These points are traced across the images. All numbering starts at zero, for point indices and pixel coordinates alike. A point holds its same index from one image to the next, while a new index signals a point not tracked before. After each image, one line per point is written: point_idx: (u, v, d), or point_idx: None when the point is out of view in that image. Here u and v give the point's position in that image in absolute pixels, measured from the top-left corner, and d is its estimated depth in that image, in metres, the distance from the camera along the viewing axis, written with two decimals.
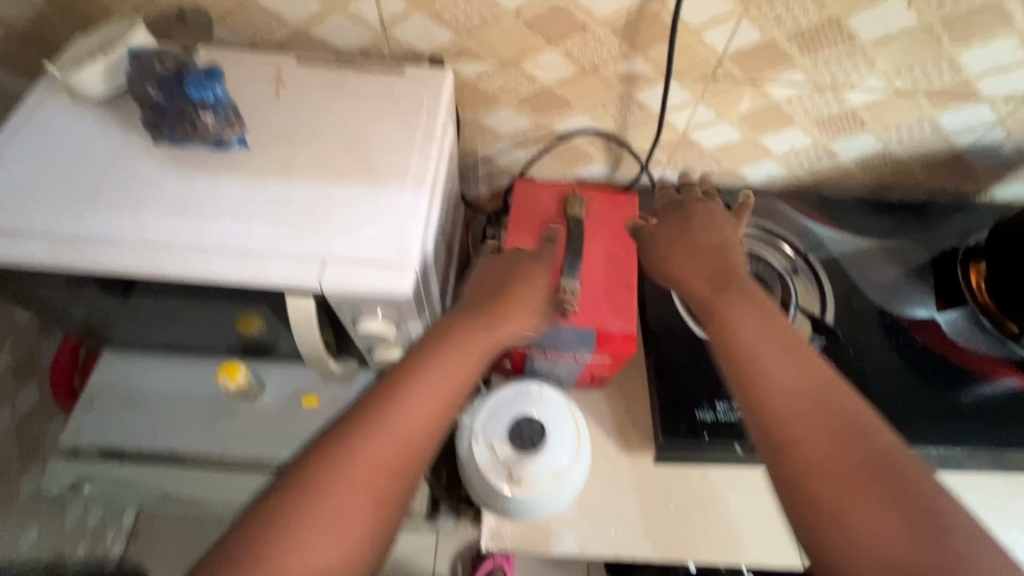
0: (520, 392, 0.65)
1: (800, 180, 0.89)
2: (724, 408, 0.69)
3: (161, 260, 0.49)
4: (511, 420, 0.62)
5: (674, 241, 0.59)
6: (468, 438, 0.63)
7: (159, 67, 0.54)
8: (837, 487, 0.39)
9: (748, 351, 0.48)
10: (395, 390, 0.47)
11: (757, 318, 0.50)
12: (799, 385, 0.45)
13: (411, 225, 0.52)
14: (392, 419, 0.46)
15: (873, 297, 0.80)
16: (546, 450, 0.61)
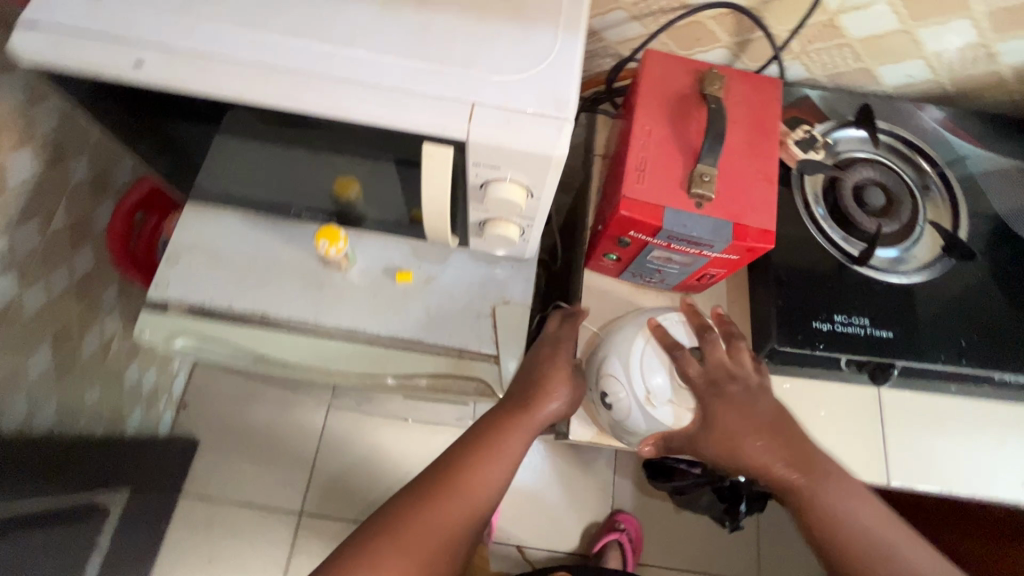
0: (650, 340, 0.63)
1: (941, 86, 0.79)
2: (841, 320, 0.65)
3: (290, 88, 0.44)
4: (659, 363, 0.63)
5: (725, 414, 0.60)
6: (636, 408, 0.62)
7: None
8: None
9: (867, 541, 0.54)
10: (466, 466, 0.58)
11: (851, 495, 0.57)
12: (917, 563, 0.53)
13: (566, 74, 0.45)
14: (469, 487, 0.57)
15: (1010, 222, 0.72)
16: (641, 392, 0.62)
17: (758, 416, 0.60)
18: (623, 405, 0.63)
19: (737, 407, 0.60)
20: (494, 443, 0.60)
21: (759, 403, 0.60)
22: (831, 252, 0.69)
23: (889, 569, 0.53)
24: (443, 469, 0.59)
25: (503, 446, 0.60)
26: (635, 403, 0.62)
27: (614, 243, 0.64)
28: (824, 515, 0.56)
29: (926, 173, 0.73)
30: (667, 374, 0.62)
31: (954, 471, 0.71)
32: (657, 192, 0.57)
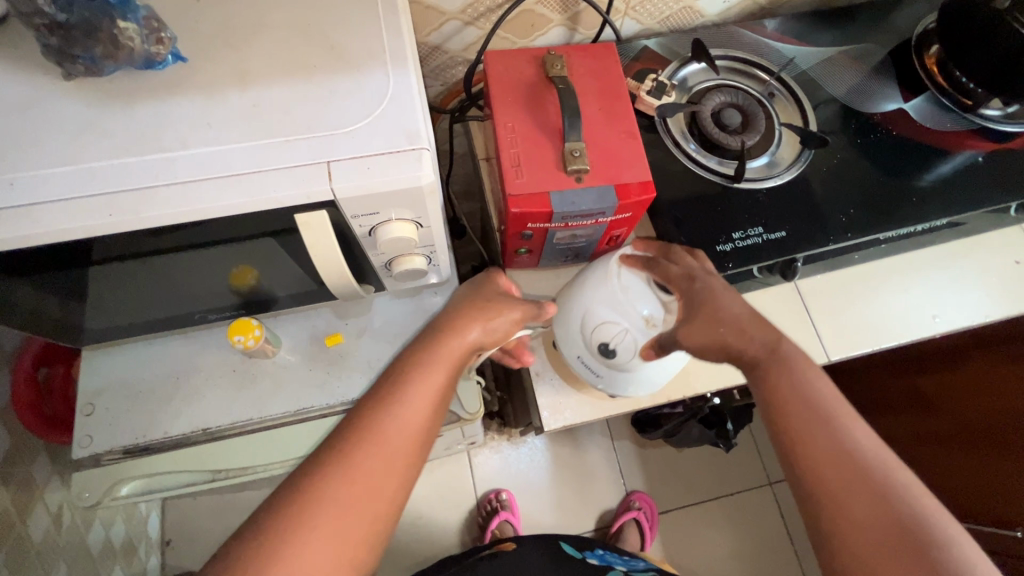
0: (621, 272, 0.64)
1: (756, 1, 0.87)
2: (740, 237, 0.70)
3: (139, 208, 0.42)
4: (641, 286, 0.63)
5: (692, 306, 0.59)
6: (639, 337, 0.62)
7: None
8: (861, 531, 0.45)
9: (804, 407, 0.52)
10: (384, 410, 0.49)
11: (809, 371, 0.54)
12: (844, 437, 0.49)
13: (408, 106, 0.47)
14: (392, 434, 0.48)
15: (850, 102, 0.81)
16: (638, 318, 0.62)
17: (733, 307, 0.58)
18: (624, 340, 0.63)
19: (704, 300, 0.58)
20: (413, 377, 0.52)
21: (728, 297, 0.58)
22: (711, 178, 0.74)
23: (818, 438, 0.50)
24: (353, 423, 0.49)
25: (424, 380, 0.52)
26: (638, 334, 0.62)
27: (519, 239, 0.66)
28: (771, 385, 0.54)
29: (768, 83, 0.80)
30: (652, 293, 0.63)
31: (877, 330, 0.79)
32: (538, 180, 0.60)
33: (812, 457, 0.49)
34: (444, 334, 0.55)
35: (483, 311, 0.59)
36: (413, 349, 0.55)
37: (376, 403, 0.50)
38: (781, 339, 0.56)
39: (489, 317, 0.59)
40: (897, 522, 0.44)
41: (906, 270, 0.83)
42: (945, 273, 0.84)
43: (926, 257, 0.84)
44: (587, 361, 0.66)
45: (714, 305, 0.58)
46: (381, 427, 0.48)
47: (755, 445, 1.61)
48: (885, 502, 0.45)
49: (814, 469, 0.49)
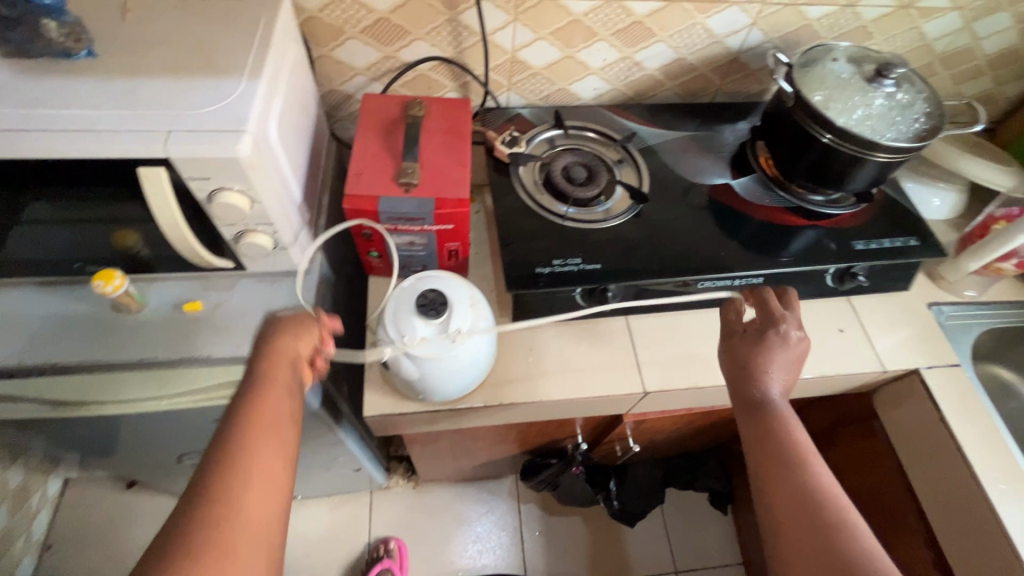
0: (398, 296, 0.70)
1: (622, 92, 1.05)
2: (559, 263, 0.81)
3: (17, 144, 0.56)
4: (407, 308, 0.68)
5: (751, 357, 0.68)
6: (401, 354, 0.68)
7: None
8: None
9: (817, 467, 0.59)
10: (223, 496, 0.47)
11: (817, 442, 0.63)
12: (826, 488, 0.57)
13: (246, 102, 0.61)
14: (244, 511, 0.48)
15: (684, 173, 0.95)
16: (401, 338, 0.67)
17: (772, 352, 0.67)
18: (398, 354, 0.68)
19: (743, 344, 0.69)
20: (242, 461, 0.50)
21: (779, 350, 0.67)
22: (548, 217, 0.87)
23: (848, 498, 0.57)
24: (184, 521, 0.46)
25: (267, 449, 0.52)
26: (400, 351, 0.68)
27: (363, 239, 0.78)
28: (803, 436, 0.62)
29: (617, 152, 0.95)
30: (411, 318, 0.67)
31: (696, 371, 0.85)
32: (373, 187, 0.73)
33: (802, 509, 0.56)
34: (253, 413, 0.54)
35: (278, 359, 0.59)
36: (225, 435, 0.52)
37: (207, 496, 0.47)
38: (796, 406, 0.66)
39: (285, 356, 0.60)
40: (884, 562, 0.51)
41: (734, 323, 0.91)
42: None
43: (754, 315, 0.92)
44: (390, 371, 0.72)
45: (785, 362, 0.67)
46: (240, 508, 0.47)
47: (667, 529, 1.55)
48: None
49: (781, 511, 0.57)
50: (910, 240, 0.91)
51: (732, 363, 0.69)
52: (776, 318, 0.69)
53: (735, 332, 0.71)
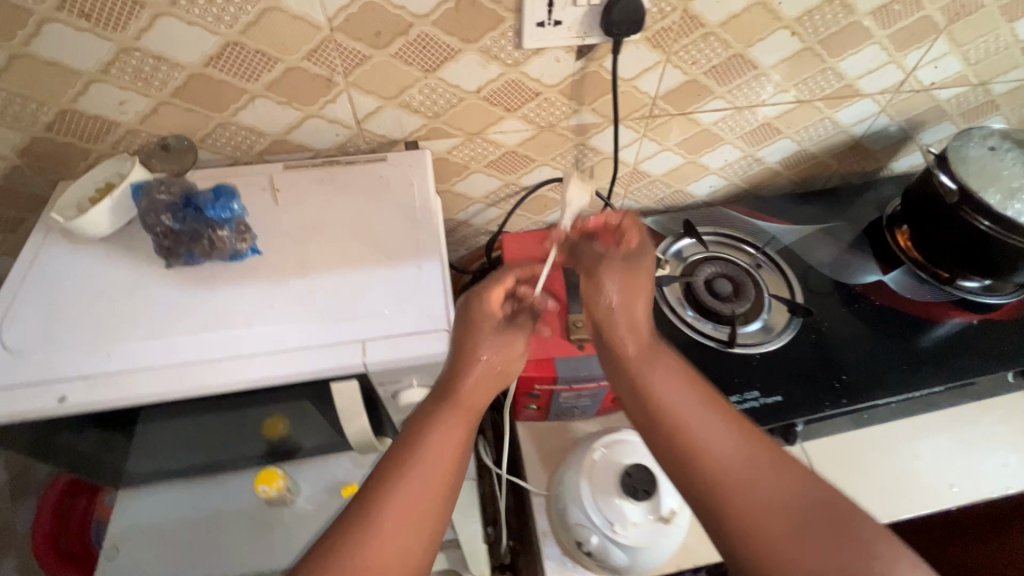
0: (591, 470, 0.64)
1: (738, 186, 1.01)
2: (738, 400, 0.75)
3: (207, 377, 0.50)
4: (607, 485, 0.62)
5: (615, 309, 0.58)
6: (610, 542, 0.61)
7: (165, 195, 0.57)
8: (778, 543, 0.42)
9: (677, 417, 0.50)
10: (395, 487, 0.44)
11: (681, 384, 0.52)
12: (720, 439, 0.47)
13: (436, 294, 0.56)
14: (418, 500, 0.44)
15: (833, 274, 0.90)
16: (610, 523, 0.61)
17: (634, 297, 0.58)
18: (605, 542, 0.61)
19: (629, 279, 0.58)
20: (417, 467, 0.45)
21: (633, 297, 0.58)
22: (709, 343, 0.80)
23: (708, 437, 0.48)
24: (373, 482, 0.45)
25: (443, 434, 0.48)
26: (609, 539, 0.61)
27: (528, 397, 0.72)
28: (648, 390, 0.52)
29: (755, 257, 0.90)
30: (615, 498, 0.62)
31: (892, 501, 0.77)
32: (545, 348, 0.68)
33: (714, 468, 0.46)
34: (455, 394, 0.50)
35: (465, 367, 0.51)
36: (410, 433, 0.48)
37: (374, 496, 0.44)
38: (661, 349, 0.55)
39: (480, 367, 0.52)
40: (784, 512, 0.43)
41: (924, 431, 0.82)
42: (964, 435, 0.82)
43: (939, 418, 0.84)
44: (586, 558, 0.64)
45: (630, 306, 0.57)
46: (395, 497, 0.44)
47: None
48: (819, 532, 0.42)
49: (710, 470, 0.46)
50: None
51: (604, 271, 0.59)
52: (638, 255, 0.60)
53: (594, 256, 0.60)
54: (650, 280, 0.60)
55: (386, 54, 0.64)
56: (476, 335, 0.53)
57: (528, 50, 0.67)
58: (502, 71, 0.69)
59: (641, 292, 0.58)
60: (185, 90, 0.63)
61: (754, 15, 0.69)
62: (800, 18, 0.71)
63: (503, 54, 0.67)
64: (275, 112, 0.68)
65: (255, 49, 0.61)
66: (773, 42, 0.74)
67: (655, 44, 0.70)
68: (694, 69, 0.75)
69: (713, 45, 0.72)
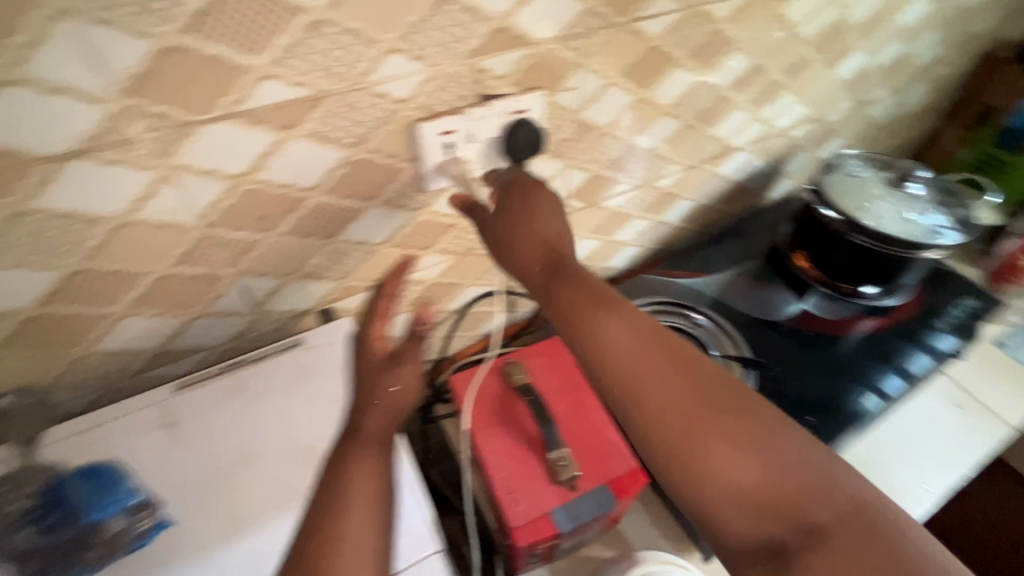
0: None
1: (651, 248, 1.03)
2: None
3: None
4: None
5: (506, 216, 0.56)
6: None
7: (21, 504, 0.47)
8: (692, 443, 0.46)
9: (591, 338, 0.50)
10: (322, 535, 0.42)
11: (589, 303, 0.51)
12: (626, 355, 0.49)
13: (410, 509, 0.52)
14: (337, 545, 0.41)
15: (760, 313, 0.96)
16: None
17: (547, 234, 0.55)
18: None
19: (533, 213, 0.56)
20: (351, 496, 0.44)
21: (540, 219, 0.55)
22: None
23: (620, 352, 0.49)
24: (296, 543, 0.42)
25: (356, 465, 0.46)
26: None
27: (530, 557, 0.63)
28: (568, 318, 0.52)
29: (694, 317, 0.92)
30: None
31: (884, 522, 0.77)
32: (538, 502, 0.60)
33: (623, 392, 0.48)
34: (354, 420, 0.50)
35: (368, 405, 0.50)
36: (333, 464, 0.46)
37: (324, 527, 0.42)
38: (585, 280, 0.53)
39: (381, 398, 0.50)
40: (690, 414, 0.46)
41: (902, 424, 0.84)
42: (927, 434, 0.86)
43: (903, 425, 0.87)
44: None
45: (527, 266, 0.55)
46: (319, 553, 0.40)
47: None
48: (729, 434, 0.45)
49: (625, 381, 0.48)
50: (973, 301, 0.99)
51: (503, 220, 0.57)
52: (523, 183, 0.57)
53: (488, 219, 0.58)
54: (558, 213, 0.56)
55: (276, 234, 0.56)
56: (369, 375, 0.53)
57: (433, 191, 0.62)
58: (411, 216, 0.64)
59: (546, 218, 0.55)
60: (18, 338, 0.49)
61: (637, 110, 0.72)
62: (675, 103, 0.75)
63: (408, 200, 0.62)
64: (149, 326, 0.56)
65: (110, 270, 0.49)
66: (657, 127, 0.77)
67: (556, 153, 0.70)
68: (595, 165, 0.76)
69: (607, 142, 0.73)
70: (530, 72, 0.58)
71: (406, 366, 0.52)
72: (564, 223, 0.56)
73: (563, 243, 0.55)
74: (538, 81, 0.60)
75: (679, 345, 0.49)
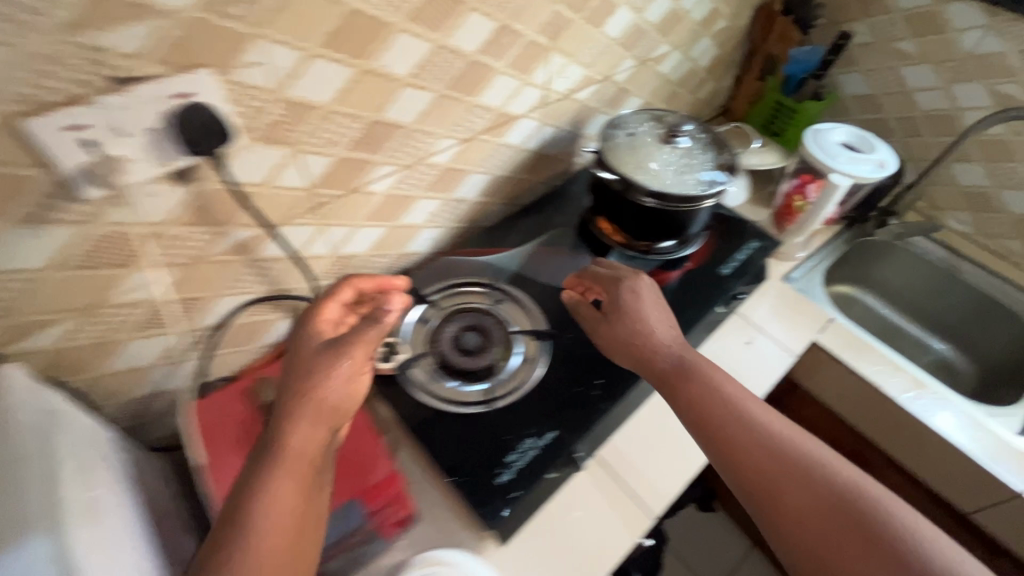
0: None
1: (455, 228, 0.99)
2: (515, 457, 0.71)
3: None
4: None
5: (619, 318, 0.76)
6: None
7: None
8: (792, 523, 0.58)
9: (701, 416, 0.66)
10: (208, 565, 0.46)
11: (706, 387, 0.67)
12: (760, 424, 0.64)
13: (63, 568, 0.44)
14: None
15: (560, 281, 0.93)
16: None
17: (655, 335, 0.73)
18: None
19: (636, 317, 0.75)
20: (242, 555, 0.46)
21: (642, 311, 0.75)
22: (471, 410, 0.75)
23: (727, 432, 0.64)
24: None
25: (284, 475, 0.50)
26: None
27: None
28: (683, 403, 0.67)
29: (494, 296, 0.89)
30: None
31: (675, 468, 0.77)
32: None
33: (732, 450, 0.63)
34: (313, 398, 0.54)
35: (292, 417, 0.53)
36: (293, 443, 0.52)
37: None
38: (654, 331, 0.73)
39: (309, 405, 0.53)
40: (823, 510, 0.58)
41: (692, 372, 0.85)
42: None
43: None
44: None
45: (630, 315, 0.75)
46: None
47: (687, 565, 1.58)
48: (830, 513, 0.57)
49: (744, 454, 0.62)
50: (754, 243, 1.03)
51: (603, 332, 0.77)
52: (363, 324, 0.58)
53: (598, 322, 0.78)
54: (659, 304, 0.77)
55: None
56: (315, 359, 0.56)
57: (95, 198, 0.52)
58: (77, 231, 0.53)
59: (650, 314, 0.75)
60: None
61: (366, 83, 0.65)
62: (415, 72, 0.69)
63: (62, 213, 0.51)
64: None
65: None
66: (403, 100, 0.71)
67: (272, 139, 0.61)
68: (337, 148, 0.69)
69: (341, 121, 0.66)
70: (178, 47, 0.49)
71: (353, 348, 0.56)
72: (659, 309, 0.76)
73: (648, 322, 0.74)
74: (198, 57, 0.51)
75: (754, 418, 0.65)
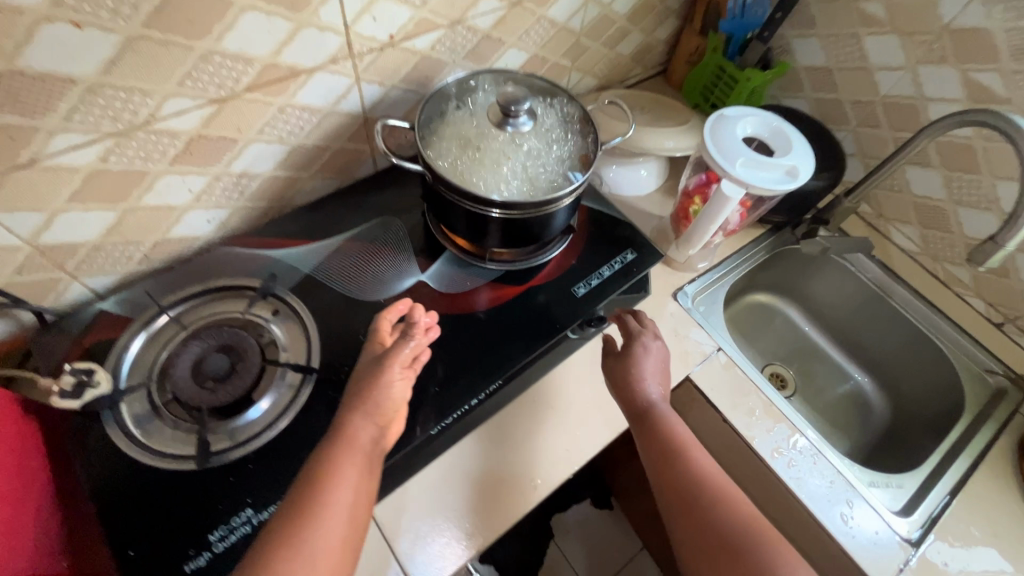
0: None
1: (251, 208, 0.78)
2: (219, 537, 0.56)
3: None
4: None
5: (624, 360, 0.73)
6: None
7: None
8: (727, 527, 0.63)
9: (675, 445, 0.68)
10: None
11: (693, 439, 0.70)
12: (711, 462, 0.68)
13: None
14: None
15: (358, 291, 0.75)
16: None
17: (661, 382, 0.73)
18: None
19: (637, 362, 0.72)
20: None
21: (652, 351, 0.74)
22: (178, 466, 0.60)
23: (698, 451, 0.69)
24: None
25: (346, 481, 0.52)
26: None
27: None
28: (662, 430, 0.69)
29: (272, 306, 0.72)
30: None
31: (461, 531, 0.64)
32: None
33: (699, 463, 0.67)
34: (347, 441, 0.55)
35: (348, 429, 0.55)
36: (306, 494, 0.51)
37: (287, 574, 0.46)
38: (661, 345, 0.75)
39: (378, 400, 0.57)
40: (744, 531, 0.62)
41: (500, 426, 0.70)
42: (528, 425, 0.75)
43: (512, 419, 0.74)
44: None
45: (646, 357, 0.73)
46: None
47: None
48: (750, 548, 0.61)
49: (696, 475, 0.66)
50: (626, 255, 0.84)
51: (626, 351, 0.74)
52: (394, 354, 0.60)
53: (612, 354, 0.75)
54: (662, 346, 0.75)
55: None
56: (369, 372, 0.60)
57: None
58: None
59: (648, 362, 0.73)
60: None
61: None
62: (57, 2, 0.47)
63: None
64: None
65: None
66: (53, 41, 0.49)
67: None
68: None
69: None
70: None
71: (370, 406, 0.57)
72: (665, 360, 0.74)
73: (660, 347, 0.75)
74: None
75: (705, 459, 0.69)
